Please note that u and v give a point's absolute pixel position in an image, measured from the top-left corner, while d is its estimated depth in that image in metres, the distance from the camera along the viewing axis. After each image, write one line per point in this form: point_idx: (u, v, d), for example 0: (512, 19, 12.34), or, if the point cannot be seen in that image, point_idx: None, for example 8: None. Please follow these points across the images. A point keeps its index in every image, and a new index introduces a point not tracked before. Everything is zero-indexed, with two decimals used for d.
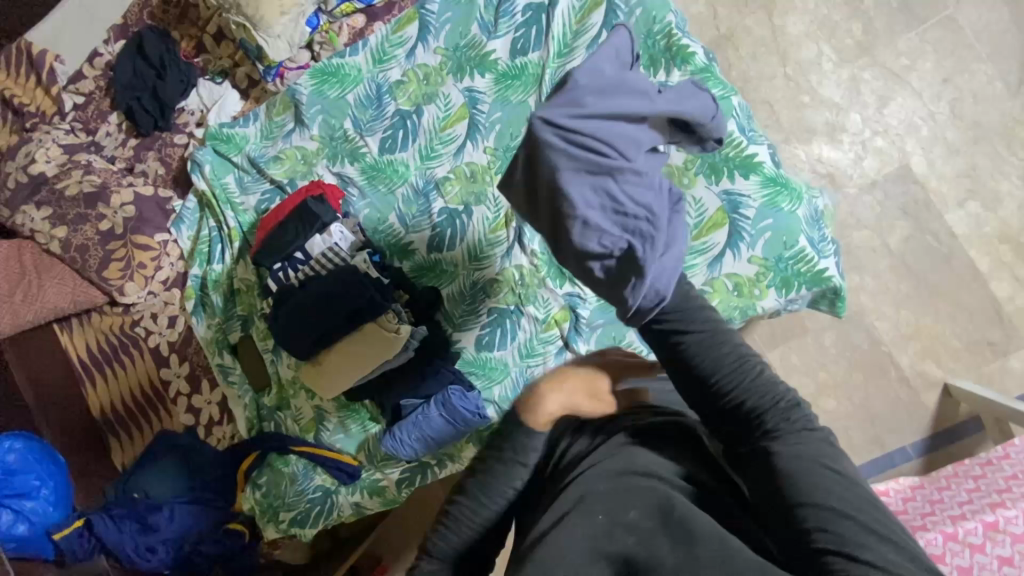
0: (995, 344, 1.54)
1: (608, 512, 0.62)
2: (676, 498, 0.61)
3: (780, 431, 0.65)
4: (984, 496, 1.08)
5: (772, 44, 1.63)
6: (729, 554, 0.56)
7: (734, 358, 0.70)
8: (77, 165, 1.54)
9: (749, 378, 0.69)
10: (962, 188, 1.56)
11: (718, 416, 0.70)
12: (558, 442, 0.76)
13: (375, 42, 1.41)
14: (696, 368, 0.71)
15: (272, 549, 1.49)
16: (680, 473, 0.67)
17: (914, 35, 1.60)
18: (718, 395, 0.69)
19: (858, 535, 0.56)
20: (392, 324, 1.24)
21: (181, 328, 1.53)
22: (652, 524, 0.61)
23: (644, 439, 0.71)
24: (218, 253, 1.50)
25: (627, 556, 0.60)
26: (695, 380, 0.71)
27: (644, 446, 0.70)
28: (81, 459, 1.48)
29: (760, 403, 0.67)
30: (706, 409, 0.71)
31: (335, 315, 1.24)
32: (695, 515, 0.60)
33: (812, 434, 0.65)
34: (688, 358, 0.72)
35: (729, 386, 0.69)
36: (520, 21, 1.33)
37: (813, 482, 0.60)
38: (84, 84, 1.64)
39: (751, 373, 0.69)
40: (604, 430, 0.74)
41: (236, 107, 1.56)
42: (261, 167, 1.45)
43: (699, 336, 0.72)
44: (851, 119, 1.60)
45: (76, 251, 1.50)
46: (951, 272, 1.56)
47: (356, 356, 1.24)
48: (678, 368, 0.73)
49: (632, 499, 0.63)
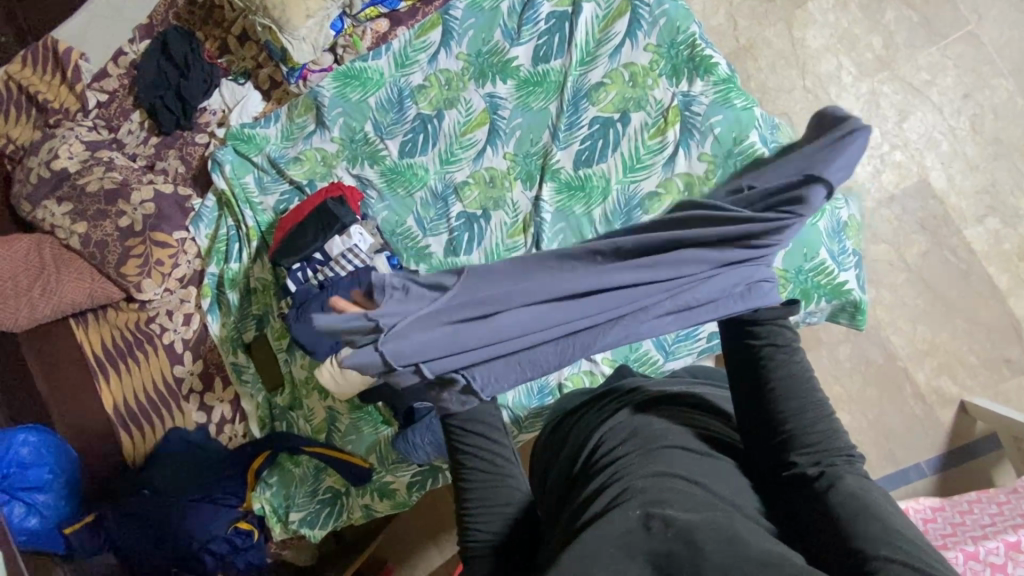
0: (1013, 361, 1.52)
1: (642, 506, 0.62)
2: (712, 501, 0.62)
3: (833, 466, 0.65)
4: (1007, 518, 1.06)
5: (792, 57, 1.63)
6: (775, 557, 0.55)
7: (811, 395, 0.70)
8: (99, 162, 1.56)
9: (816, 415, 0.69)
10: (982, 204, 1.56)
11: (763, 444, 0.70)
12: (590, 442, 0.77)
13: (398, 47, 1.42)
14: (773, 390, 0.70)
15: (280, 550, 1.47)
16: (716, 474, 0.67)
17: (935, 50, 1.59)
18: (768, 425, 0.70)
19: (917, 552, 0.56)
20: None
21: (196, 326, 1.54)
22: (690, 519, 0.59)
23: (678, 442, 0.71)
24: (236, 253, 1.51)
25: (665, 552, 0.57)
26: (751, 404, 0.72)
27: (678, 448, 0.70)
28: (92, 455, 1.48)
29: (817, 440, 0.67)
30: (762, 434, 0.70)
31: (346, 318, 1.23)
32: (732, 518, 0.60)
33: (863, 473, 0.65)
34: (763, 377, 0.72)
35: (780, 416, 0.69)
36: (543, 28, 1.34)
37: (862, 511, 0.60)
38: (108, 83, 1.66)
39: (810, 405, 0.69)
40: (634, 434, 0.74)
41: (258, 108, 1.57)
42: (281, 167, 1.45)
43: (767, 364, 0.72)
44: (870, 132, 1.59)
45: (95, 246, 1.51)
46: (969, 288, 1.54)
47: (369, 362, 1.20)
48: (751, 389, 0.72)
49: (668, 498, 0.63)
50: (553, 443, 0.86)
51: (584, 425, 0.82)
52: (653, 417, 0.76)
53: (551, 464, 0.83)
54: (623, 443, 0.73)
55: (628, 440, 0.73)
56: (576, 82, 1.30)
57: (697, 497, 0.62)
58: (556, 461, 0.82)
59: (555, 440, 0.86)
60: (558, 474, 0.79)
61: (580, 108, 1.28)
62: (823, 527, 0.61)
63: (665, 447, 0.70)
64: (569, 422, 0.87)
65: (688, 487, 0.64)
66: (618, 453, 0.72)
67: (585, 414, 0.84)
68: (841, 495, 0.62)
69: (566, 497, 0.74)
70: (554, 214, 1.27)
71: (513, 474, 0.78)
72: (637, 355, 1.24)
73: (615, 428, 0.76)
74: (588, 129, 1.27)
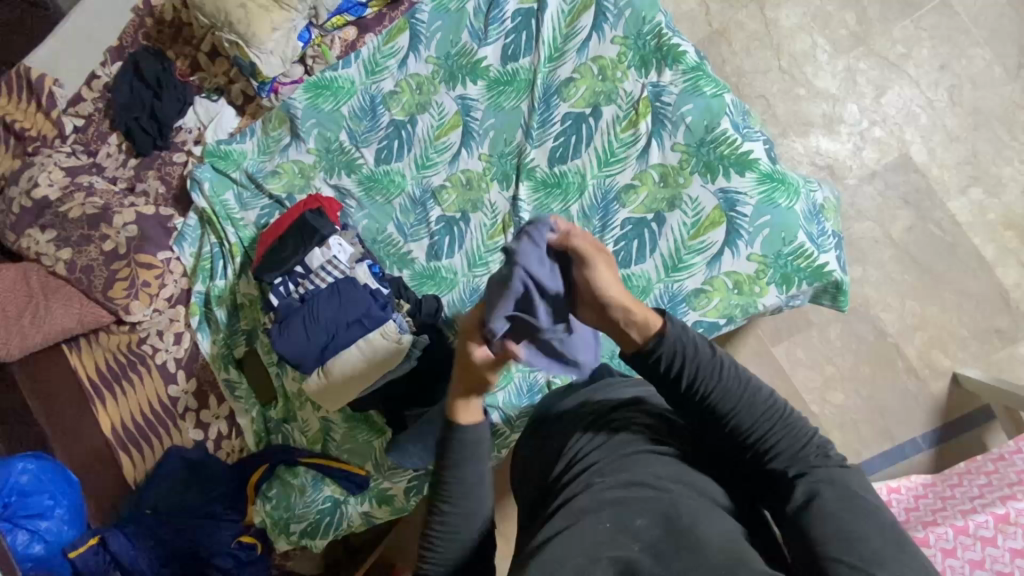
0: (1003, 331, 1.52)
1: (614, 519, 0.63)
2: (680, 510, 0.63)
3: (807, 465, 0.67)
4: (996, 490, 1.04)
5: (765, 38, 1.62)
6: (737, 566, 0.57)
7: (754, 398, 0.70)
8: (79, 188, 1.57)
9: (773, 419, 0.69)
10: (965, 175, 1.54)
11: (743, 450, 0.71)
12: (567, 446, 0.78)
13: (367, 54, 1.42)
14: (722, 406, 0.71)
15: (284, 560, 1.51)
16: (687, 475, 0.69)
17: (909, 22, 1.58)
18: (742, 446, 0.70)
19: (879, 556, 0.57)
20: (393, 334, 1.24)
21: (187, 345, 1.55)
22: (658, 532, 0.62)
23: (649, 444, 0.73)
24: (221, 269, 1.51)
25: (630, 561, 0.60)
26: (722, 428, 0.71)
27: (648, 452, 0.72)
28: (94, 478, 1.51)
29: (783, 444, 0.68)
30: (731, 443, 0.71)
31: (327, 328, 1.24)
32: (696, 520, 0.62)
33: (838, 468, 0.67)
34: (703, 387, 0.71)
35: (772, 435, 0.69)
36: (510, 26, 1.33)
37: (852, 517, 0.61)
38: (83, 107, 1.66)
39: (766, 414, 0.70)
40: (608, 436, 0.76)
41: (233, 123, 1.57)
42: (259, 182, 1.46)
43: (719, 391, 0.71)
44: (848, 110, 1.59)
45: (81, 272, 1.51)
46: (955, 261, 1.54)
47: (356, 367, 1.24)
48: (703, 407, 0.72)
49: (637, 507, 0.65)
50: (531, 443, 0.87)
51: (563, 424, 0.83)
52: (627, 419, 0.77)
53: (528, 459, 0.85)
54: (597, 444, 0.75)
55: (602, 445, 0.75)
56: (545, 79, 1.29)
57: (666, 501, 0.65)
58: (535, 459, 0.83)
59: (534, 437, 0.88)
60: (536, 479, 0.81)
61: (552, 105, 1.28)
62: (791, 533, 0.63)
63: (636, 451, 0.72)
64: (549, 419, 0.88)
65: (655, 494, 0.66)
66: (591, 458, 0.74)
67: (563, 414, 0.85)
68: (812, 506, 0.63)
69: (543, 502, 0.77)
70: (533, 213, 1.27)
71: (484, 502, 0.80)
72: None
73: (590, 432, 0.77)
74: (560, 125, 1.27)
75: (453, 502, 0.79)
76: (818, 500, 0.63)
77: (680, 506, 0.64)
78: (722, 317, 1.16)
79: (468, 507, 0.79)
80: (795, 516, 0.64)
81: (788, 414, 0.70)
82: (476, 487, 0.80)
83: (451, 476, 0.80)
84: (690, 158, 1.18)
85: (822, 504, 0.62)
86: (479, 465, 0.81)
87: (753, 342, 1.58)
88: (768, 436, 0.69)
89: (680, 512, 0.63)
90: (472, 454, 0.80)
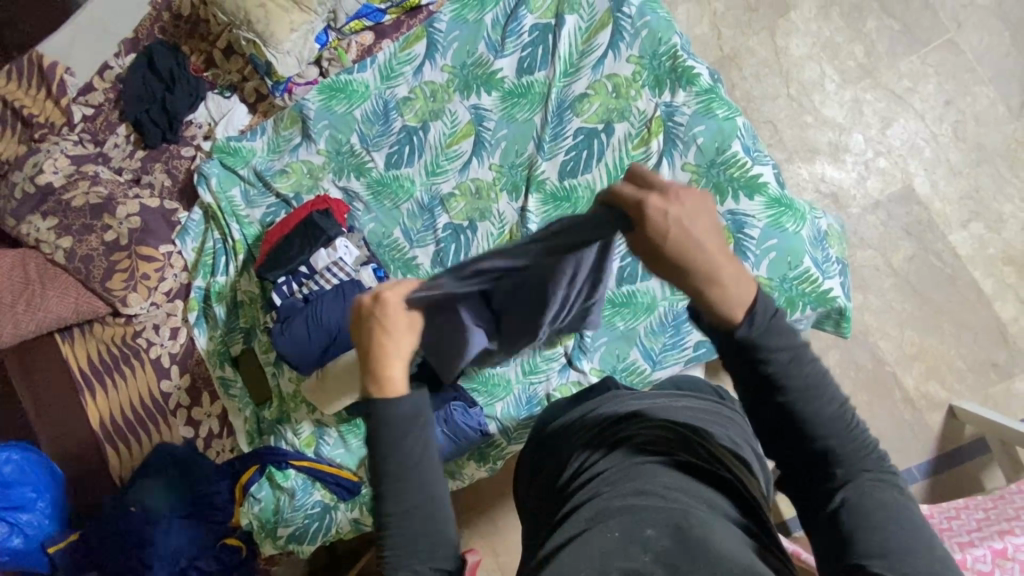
0: (1000, 365, 1.53)
1: (623, 529, 0.62)
2: (691, 519, 0.62)
3: (862, 472, 0.62)
4: (994, 524, 1.06)
5: (775, 65, 1.65)
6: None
7: (821, 392, 0.64)
8: (84, 176, 1.55)
9: (836, 420, 0.63)
10: (967, 209, 1.57)
11: (789, 433, 0.65)
12: (574, 460, 0.77)
13: (383, 59, 1.43)
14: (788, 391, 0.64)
15: (270, 564, 1.49)
16: (694, 486, 0.67)
17: (916, 58, 1.61)
18: (797, 442, 0.65)
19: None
20: None
21: (183, 340, 1.53)
22: (668, 542, 0.59)
23: (655, 453, 0.71)
24: (222, 266, 1.50)
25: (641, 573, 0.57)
26: (778, 407, 0.65)
27: (655, 462, 0.70)
28: (78, 472, 1.47)
29: (842, 446, 0.62)
30: (787, 435, 0.65)
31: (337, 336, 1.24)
32: (707, 530, 0.60)
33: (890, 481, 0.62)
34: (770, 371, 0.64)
35: (828, 426, 0.63)
36: (527, 40, 1.34)
37: (902, 535, 0.57)
38: (94, 96, 1.66)
39: (831, 407, 0.64)
40: (616, 449, 0.74)
41: (244, 121, 1.57)
42: (267, 180, 1.45)
43: (787, 375, 0.64)
44: (854, 139, 1.61)
45: (80, 261, 1.50)
46: (955, 293, 1.55)
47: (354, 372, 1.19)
48: (765, 391, 0.65)
49: (647, 517, 0.62)
50: (536, 460, 0.87)
51: (572, 436, 0.83)
52: (634, 429, 0.76)
53: (535, 473, 0.85)
54: (605, 455, 0.74)
55: (609, 456, 0.74)
56: (560, 93, 1.30)
57: (677, 511, 0.63)
58: (542, 472, 0.83)
59: (540, 451, 0.88)
60: (543, 490, 0.80)
61: (565, 119, 1.29)
62: (827, 535, 0.61)
63: (643, 461, 0.70)
64: (557, 433, 0.88)
65: (664, 504, 0.64)
66: (598, 468, 0.73)
67: (571, 428, 0.85)
68: (855, 516, 0.59)
69: (549, 512, 0.75)
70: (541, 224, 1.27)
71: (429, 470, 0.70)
72: (625, 364, 1.23)
73: (597, 445, 0.77)
74: (572, 140, 1.27)
75: (390, 462, 0.70)
76: (863, 509, 0.59)
77: (690, 516, 0.62)
78: None
79: (403, 510, 0.68)
80: (838, 521, 0.60)
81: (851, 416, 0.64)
82: (422, 451, 0.70)
83: (383, 485, 0.69)
84: (700, 178, 1.19)
85: (869, 515, 0.59)
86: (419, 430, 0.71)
87: None
88: (824, 427, 0.63)
89: (691, 522, 0.61)
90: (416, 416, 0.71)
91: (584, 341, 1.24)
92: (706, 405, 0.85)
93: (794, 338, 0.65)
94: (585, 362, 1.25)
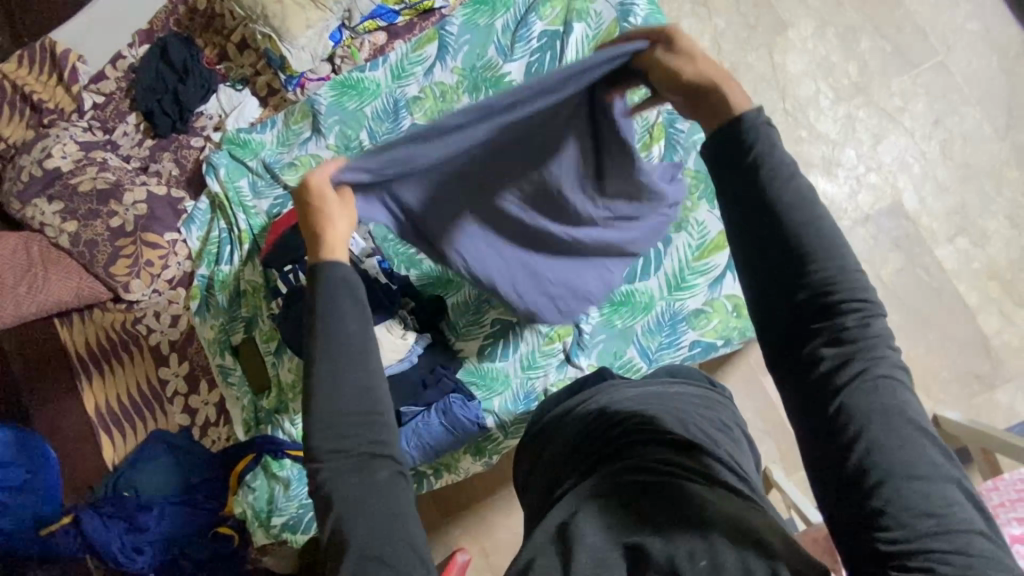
0: (983, 376, 1.58)
1: (625, 502, 0.64)
2: (690, 492, 0.64)
3: (863, 363, 0.59)
4: None
5: (773, 80, 1.71)
6: (744, 549, 0.58)
7: (830, 264, 0.60)
8: (92, 162, 1.57)
9: (843, 298, 0.59)
10: (953, 225, 1.62)
11: (792, 318, 0.62)
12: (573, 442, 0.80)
13: (394, 59, 1.47)
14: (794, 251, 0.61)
15: (260, 555, 1.44)
16: (690, 460, 0.70)
17: (907, 78, 1.68)
18: (795, 319, 0.62)
19: (909, 487, 0.54)
20: (398, 331, 1.25)
21: (184, 328, 1.54)
22: (667, 514, 0.62)
23: (651, 430, 0.74)
24: (227, 255, 1.51)
25: (643, 545, 0.60)
26: (791, 283, 0.62)
27: (651, 440, 0.72)
28: (71, 457, 1.47)
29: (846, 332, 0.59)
30: (785, 307, 0.62)
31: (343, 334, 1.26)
32: (706, 500, 0.63)
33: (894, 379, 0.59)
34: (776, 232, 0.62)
35: (842, 313, 0.60)
36: (536, 46, 1.39)
37: (891, 438, 0.56)
38: (106, 85, 1.68)
39: (837, 277, 0.60)
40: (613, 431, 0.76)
41: (255, 114, 1.60)
42: (275, 172, 1.48)
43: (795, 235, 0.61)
44: (846, 154, 1.67)
45: (84, 246, 1.51)
46: (940, 305, 1.60)
47: None
48: (765, 249, 0.63)
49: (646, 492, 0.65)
50: (533, 448, 0.90)
51: (571, 421, 0.85)
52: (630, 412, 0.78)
53: (535, 459, 0.87)
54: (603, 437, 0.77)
55: (606, 437, 0.76)
56: None
57: (673, 485, 0.65)
58: (543, 456, 0.85)
59: (540, 438, 0.90)
60: (545, 470, 0.82)
61: None
62: (818, 433, 0.59)
63: (640, 440, 0.73)
64: (555, 421, 0.90)
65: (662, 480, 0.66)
66: (597, 448, 0.75)
67: (568, 415, 0.88)
68: (848, 416, 0.57)
69: (551, 492, 0.77)
70: None
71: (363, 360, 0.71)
72: (622, 362, 1.25)
73: (595, 427, 0.79)
74: None
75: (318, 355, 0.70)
76: (860, 409, 0.57)
77: (688, 488, 0.65)
78: (719, 338, 1.22)
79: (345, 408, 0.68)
80: (840, 430, 0.58)
81: (861, 301, 0.60)
82: (351, 339, 0.71)
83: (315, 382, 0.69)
84: (699, 183, 1.23)
85: (863, 418, 0.57)
86: (346, 313, 0.72)
87: (745, 371, 1.60)
88: (836, 308, 0.60)
89: (688, 493, 0.64)
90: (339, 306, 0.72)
91: (582, 337, 1.27)
92: (699, 393, 0.88)
93: (813, 206, 0.62)
94: (583, 359, 1.27)
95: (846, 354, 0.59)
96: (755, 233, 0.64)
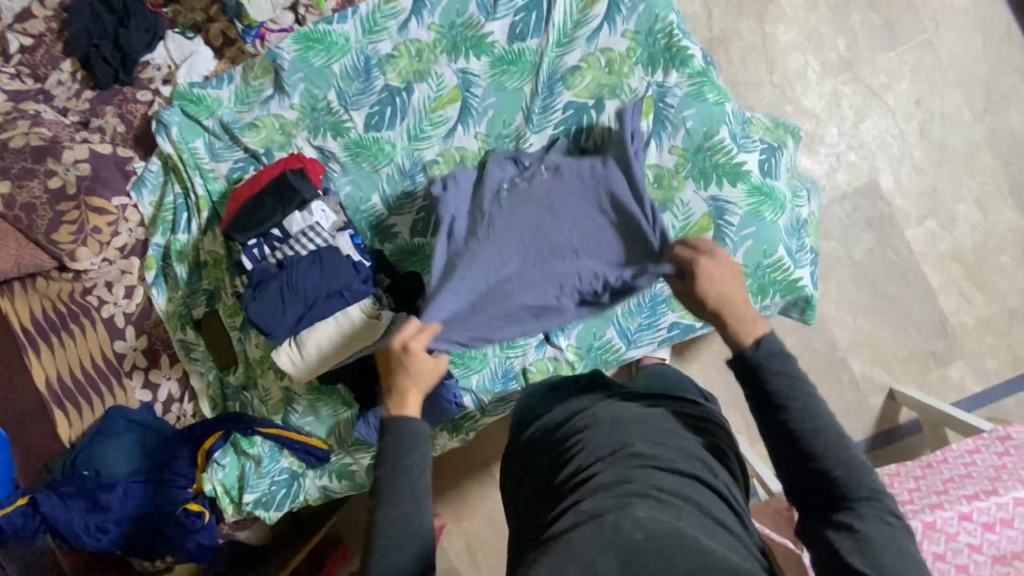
0: (937, 353, 1.66)
1: (621, 518, 0.64)
2: (683, 525, 0.64)
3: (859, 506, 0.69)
4: (924, 496, 1.08)
5: (761, 51, 1.66)
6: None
7: (832, 442, 0.72)
8: (24, 115, 1.41)
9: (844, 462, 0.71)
10: (924, 207, 1.65)
11: (804, 478, 0.73)
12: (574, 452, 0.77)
13: (365, 11, 1.34)
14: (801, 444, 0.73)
15: (235, 530, 1.46)
16: (687, 488, 0.70)
17: (893, 55, 1.65)
18: (805, 480, 0.73)
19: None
20: (375, 312, 1.20)
21: (140, 300, 1.45)
22: (660, 534, 0.62)
23: (654, 458, 0.73)
24: (184, 223, 1.40)
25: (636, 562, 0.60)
26: (800, 459, 0.73)
27: (656, 468, 0.72)
28: (24, 433, 1.40)
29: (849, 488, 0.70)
30: (796, 474, 0.73)
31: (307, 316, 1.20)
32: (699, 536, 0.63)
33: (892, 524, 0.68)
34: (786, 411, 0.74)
35: (849, 481, 0.70)
36: (520, 4, 1.29)
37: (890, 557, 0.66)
38: (32, 24, 1.48)
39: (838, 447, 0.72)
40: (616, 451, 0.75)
41: (208, 67, 1.45)
42: (234, 133, 1.36)
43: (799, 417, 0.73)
44: (829, 132, 1.66)
45: (20, 210, 1.36)
46: (905, 285, 1.66)
47: (332, 341, 1.18)
48: (775, 435, 0.75)
49: (641, 512, 0.65)
50: (527, 440, 0.87)
51: (570, 427, 0.82)
52: (635, 433, 0.77)
53: (523, 462, 0.85)
54: (605, 455, 0.75)
55: (608, 455, 0.74)
56: (552, 64, 1.26)
57: (669, 514, 0.65)
58: (533, 459, 0.83)
59: (530, 433, 0.87)
60: (538, 472, 0.81)
61: (555, 91, 1.25)
62: (825, 552, 0.69)
63: (642, 464, 0.72)
64: (550, 422, 0.86)
65: (663, 508, 0.66)
66: (594, 464, 0.74)
67: (569, 415, 0.85)
68: (852, 545, 0.67)
69: (542, 501, 0.76)
70: None
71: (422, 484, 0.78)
72: (600, 341, 1.26)
73: (597, 441, 0.77)
74: (562, 114, 1.25)
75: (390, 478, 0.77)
76: (865, 539, 0.67)
77: (678, 518, 0.65)
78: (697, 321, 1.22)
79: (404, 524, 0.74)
80: (835, 530, 0.69)
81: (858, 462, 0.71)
82: (415, 462, 0.78)
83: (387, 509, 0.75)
84: (686, 162, 1.18)
85: (868, 545, 0.67)
86: (418, 452, 0.79)
87: (717, 347, 1.63)
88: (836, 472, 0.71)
89: (682, 525, 0.64)
90: (412, 446, 0.79)
91: None
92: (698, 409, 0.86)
93: (814, 400, 0.74)
94: (562, 339, 1.26)
95: (848, 503, 0.70)
96: (768, 423, 0.75)
